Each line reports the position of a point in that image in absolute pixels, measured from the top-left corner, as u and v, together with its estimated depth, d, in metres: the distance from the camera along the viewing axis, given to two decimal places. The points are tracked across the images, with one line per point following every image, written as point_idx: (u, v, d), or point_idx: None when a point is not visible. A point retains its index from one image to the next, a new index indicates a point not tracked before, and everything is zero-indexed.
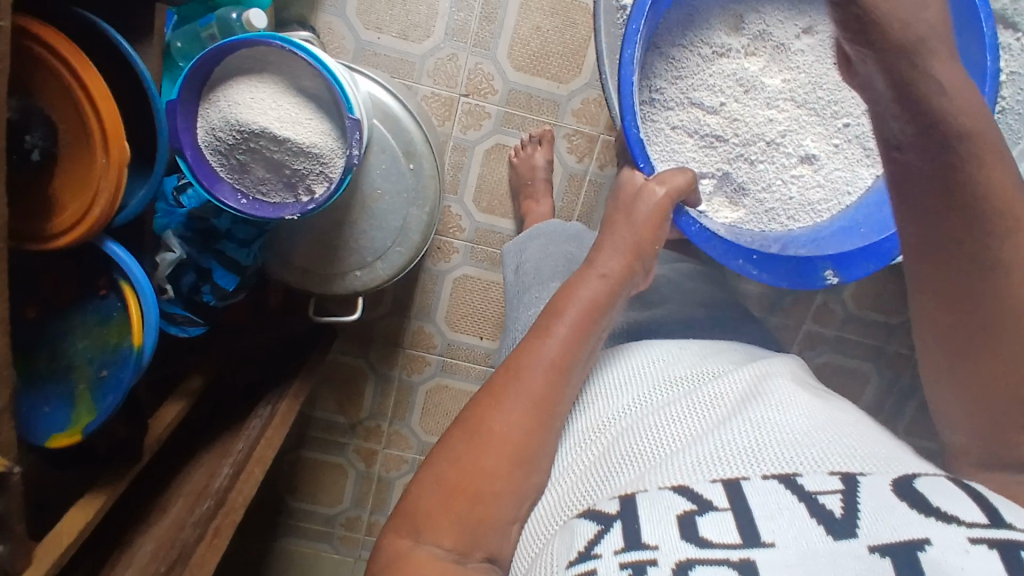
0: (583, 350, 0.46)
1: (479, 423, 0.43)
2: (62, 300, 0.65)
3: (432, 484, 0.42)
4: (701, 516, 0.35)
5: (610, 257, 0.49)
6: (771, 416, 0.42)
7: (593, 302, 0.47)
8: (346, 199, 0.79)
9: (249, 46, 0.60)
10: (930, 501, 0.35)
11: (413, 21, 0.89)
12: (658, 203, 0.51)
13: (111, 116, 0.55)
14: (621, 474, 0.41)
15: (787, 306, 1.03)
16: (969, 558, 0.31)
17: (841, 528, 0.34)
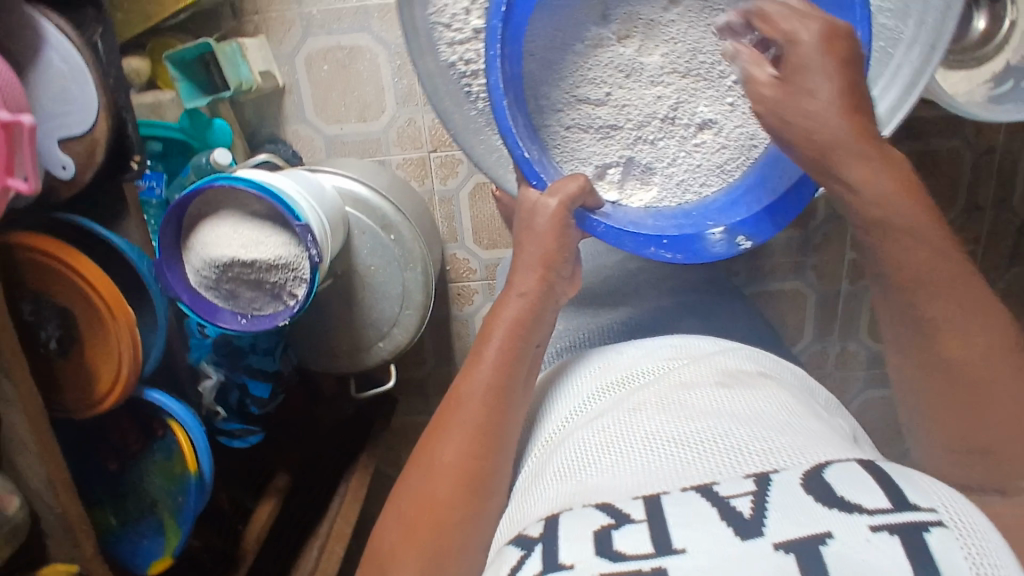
0: (517, 373, 0.48)
1: (429, 458, 0.45)
2: (131, 449, 0.76)
3: (394, 522, 0.44)
4: (618, 530, 0.33)
5: (524, 277, 0.50)
6: (706, 417, 0.39)
7: (517, 321, 0.49)
8: (347, 283, 0.86)
9: (200, 194, 0.68)
10: (836, 488, 0.32)
11: (365, 101, 0.94)
12: (558, 215, 0.50)
13: (110, 289, 0.65)
14: (551, 494, 0.39)
15: (821, 242, 0.98)
16: (870, 548, 0.29)
17: (750, 527, 0.31)
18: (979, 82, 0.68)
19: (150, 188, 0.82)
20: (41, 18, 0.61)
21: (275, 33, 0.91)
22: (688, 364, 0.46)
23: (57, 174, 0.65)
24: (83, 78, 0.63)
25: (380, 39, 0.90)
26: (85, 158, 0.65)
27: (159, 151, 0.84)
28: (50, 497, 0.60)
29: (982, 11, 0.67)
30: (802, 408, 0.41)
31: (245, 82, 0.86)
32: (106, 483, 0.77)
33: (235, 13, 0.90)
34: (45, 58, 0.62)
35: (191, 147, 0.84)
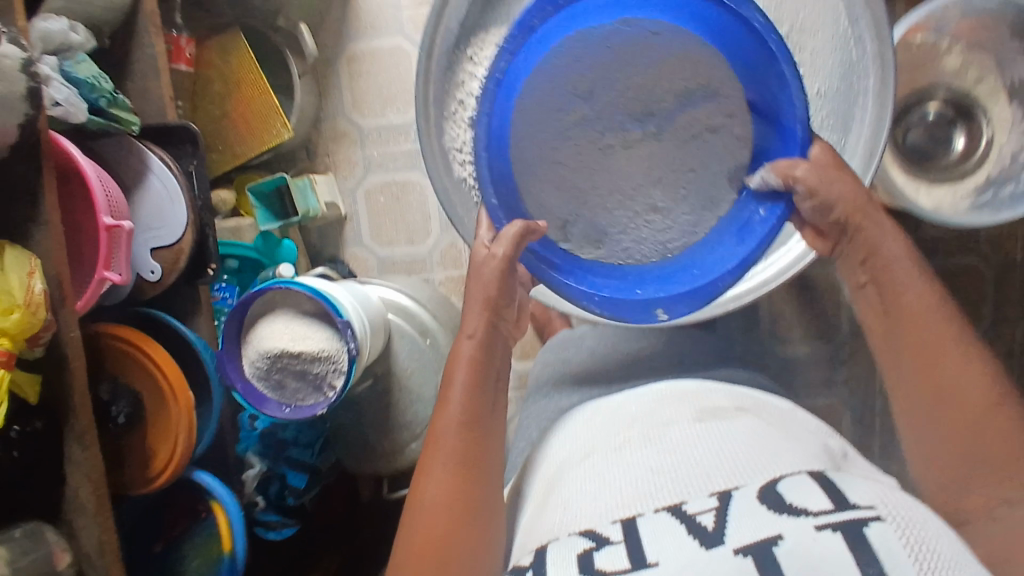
0: (484, 405, 0.54)
1: (419, 498, 0.50)
2: (177, 531, 0.82)
3: (399, 563, 0.48)
4: (598, 551, 0.34)
5: (471, 319, 0.56)
6: (680, 449, 0.41)
7: (474, 361, 0.55)
8: (386, 385, 0.93)
9: (261, 294, 0.80)
10: (786, 498, 0.34)
11: (414, 227, 1.07)
12: (503, 265, 0.54)
13: (175, 373, 0.75)
14: (543, 530, 0.41)
15: (849, 356, 0.99)
16: (817, 543, 0.31)
17: (712, 536, 0.33)
18: (961, 195, 0.73)
19: (224, 297, 0.98)
20: (150, 153, 0.77)
21: (342, 171, 1.07)
22: (669, 405, 0.48)
23: (146, 277, 0.78)
24: (177, 197, 0.77)
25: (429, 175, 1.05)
26: (171, 264, 0.78)
27: (235, 268, 0.99)
28: (97, 559, 0.66)
29: (960, 130, 0.74)
30: (774, 434, 0.43)
31: (312, 210, 1.00)
32: (150, 564, 0.82)
33: (310, 155, 1.07)
34: (148, 182, 0.77)
35: (261, 263, 0.98)
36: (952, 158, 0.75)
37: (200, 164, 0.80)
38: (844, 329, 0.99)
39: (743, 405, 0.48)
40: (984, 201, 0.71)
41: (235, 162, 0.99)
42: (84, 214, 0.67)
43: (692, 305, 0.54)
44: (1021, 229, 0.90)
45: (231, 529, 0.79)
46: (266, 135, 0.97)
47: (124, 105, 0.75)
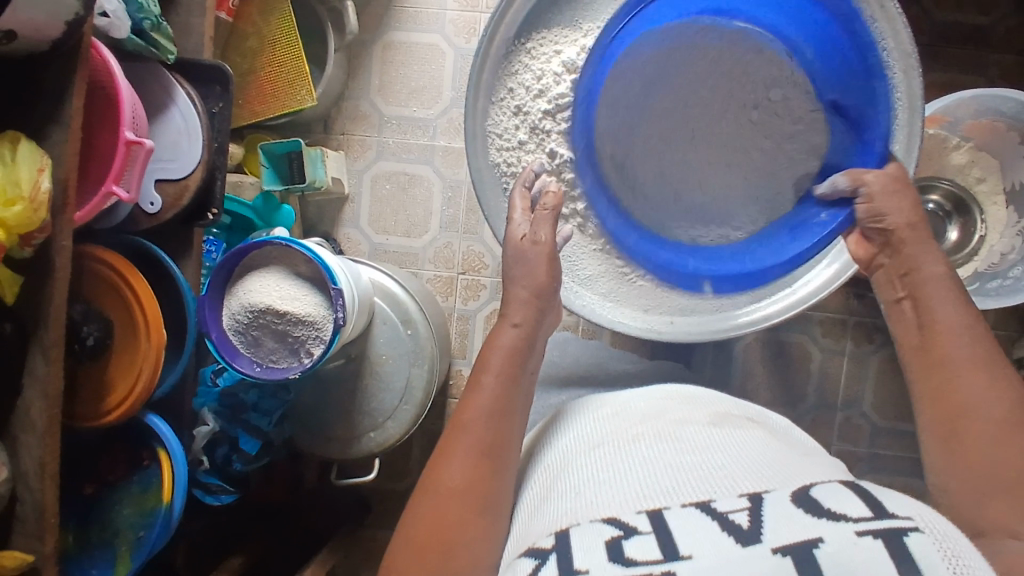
0: (514, 395, 0.50)
1: (435, 481, 0.46)
2: (112, 476, 0.78)
3: (402, 546, 0.44)
4: (626, 540, 0.34)
5: (518, 307, 0.54)
6: (704, 454, 0.41)
7: (512, 349, 0.51)
8: (358, 368, 0.92)
9: (260, 246, 0.78)
10: (823, 503, 0.34)
11: (413, 221, 1.07)
12: (548, 251, 0.55)
13: (153, 309, 0.73)
14: (555, 516, 0.41)
15: (811, 427, 1.01)
16: (857, 549, 0.31)
17: (749, 535, 0.32)
18: None
19: (210, 251, 0.94)
20: (178, 87, 0.76)
21: (353, 152, 1.07)
22: (688, 413, 0.49)
23: (144, 208, 0.77)
24: (194, 135, 0.76)
25: (439, 173, 1.06)
26: (173, 199, 0.77)
27: (227, 224, 0.96)
28: (34, 480, 0.63)
29: (954, 224, 0.80)
30: (788, 448, 0.44)
31: (318, 181, 0.99)
32: (76, 506, 0.77)
33: (326, 130, 1.07)
34: (169, 115, 0.76)
35: (256, 225, 0.95)
36: (945, 247, 0.79)
37: (225, 107, 0.79)
38: (810, 399, 1.01)
39: (758, 425, 0.48)
40: (972, 288, 0.76)
41: (251, 120, 0.98)
42: (103, 130, 0.67)
43: (738, 285, 0.63)
44: (990, 333, 0.94)
45: (173, 481, 0.75)
46: (288, 100, 0.96)
47: (165, 32, 0.74)
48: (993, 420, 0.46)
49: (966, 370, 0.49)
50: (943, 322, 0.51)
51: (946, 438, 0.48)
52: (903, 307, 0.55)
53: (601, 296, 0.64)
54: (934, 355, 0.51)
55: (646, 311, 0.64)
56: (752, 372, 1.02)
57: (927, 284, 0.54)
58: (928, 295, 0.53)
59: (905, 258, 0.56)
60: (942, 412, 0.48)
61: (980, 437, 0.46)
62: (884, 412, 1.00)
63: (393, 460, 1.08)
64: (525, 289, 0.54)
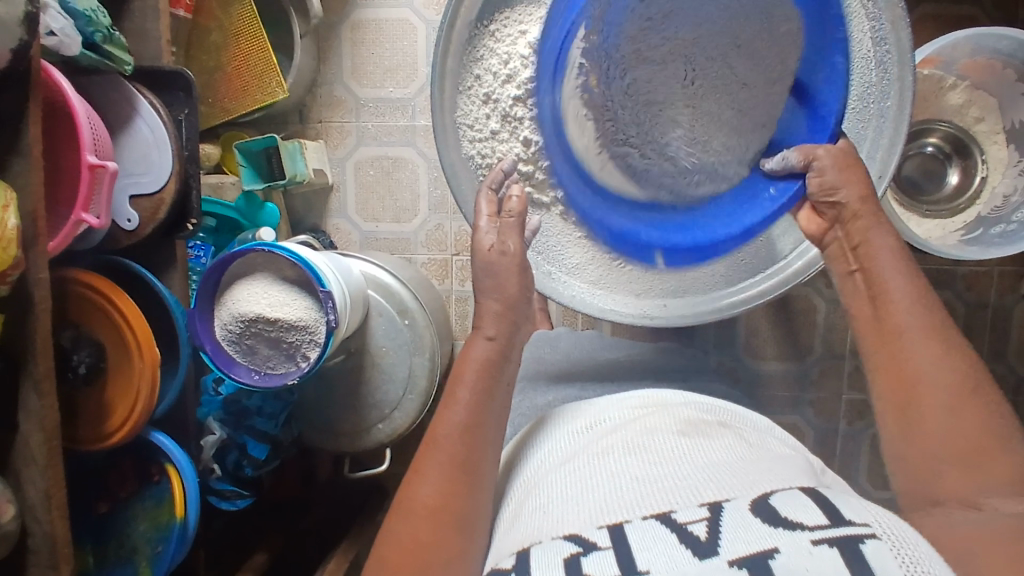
0: (490, 411, 0.50)
1: (408, 502, 0.46)
2: (124, 493, 0.79)
3: (376, 572, 0.44)
4: (585, 557, 0.33)
5: (490, 320, 0.54)
6: (673, 466, 0.41)
7: (485, 363, 0.52)
8: (358, 362, 0.90)
9: (243, 255, 0.76)
10: (781, 512, 0.33)
11: (401, 205, 1.05)
12: (516, 264, 0.55)
13: (142, 328, 0.72)
14: (522, 532, 0.41)
15: (818, 379, 1.00)
16: (813, 559, 0.30)
17: (705, 548, 0.32)
18: (951, 229, 0.74)
19: (198, 256, 0.91)
20: (140, 97, 0.73)
21: (333, 140, 1.04)
22: (663, 419, 0.48)
23: (122, 225, 0.75)
24: (163, 145, 0.74)
25: (422, 154, 1.03)
26: (149, 213, 0.75)
27: (212, 227, 0.94)
28: (43, 512, 0.64)
29: (954, 166, 0.77)
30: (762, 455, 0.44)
31: (299, 176, 0.97)
32: (93, 525, 0.79)
33: (303, 120, 1.04)
34: (135, 126, 0.74)
35: (242, 225, 0.94)
36: (945, 193, 0.78)
37: (190, 113, 0.76)
38: (816, 351, 1.00)
39: (734, 431, 0.48)
40: (973, 236, 0.73)
41: (225, 118, 0.95)
42: (66, 153, 0.65)
43: (689, 259, 0.63)
44: (998, 270, 0.91)
45: (185, 495, 0.76)
46: (260, 94, 0.93)
47: (120, 42, 0.71)
48: (949, 391, 0.46)
49: (918, 345, 0.48)
50: (896, 292, 0.51)
51: (901, 411, 0.47)
52: (855, 281, 0.54)
53: (590, 284, 0.63)
54: (888, 326, 0.50)
55: (638, 296, 0.63)
56: (756, 328, 1.00)
57: (878, 254, 0.53)
58: (878, 266, 0.53)
59: (857, 231, 0.55)
60: (895, 387, 0.48)
61: (933, 409, 0.46)
62: None
63: (405, 445, 1.09)
64: (498, 301, 0.54)
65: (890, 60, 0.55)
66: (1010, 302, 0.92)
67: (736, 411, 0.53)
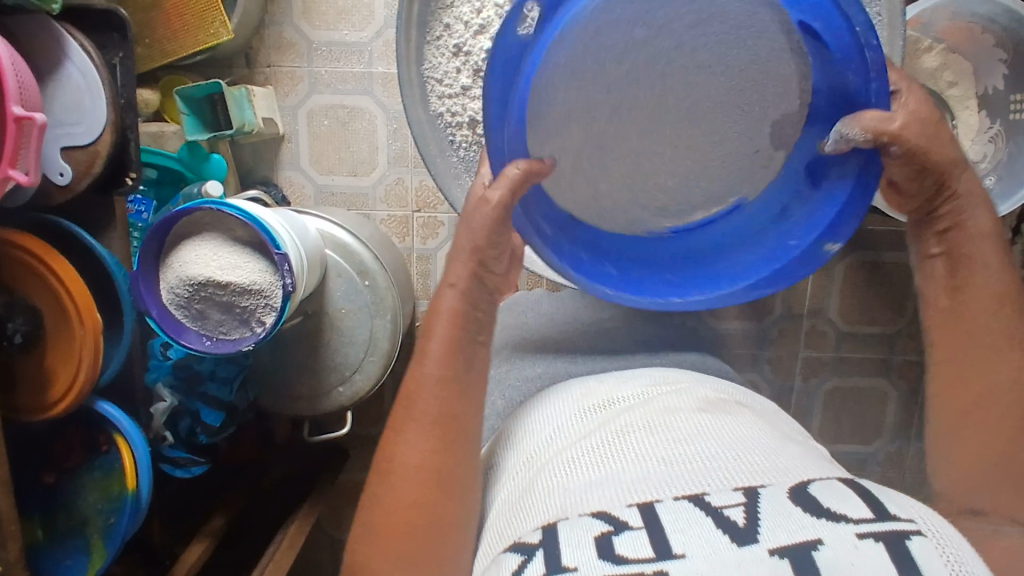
0: (464, 365, 0.50)
1: (389, 462, 0.47)
2: (72, 464, 0.75)
3: (365, 529, 0.46)
4: (618, 536, 0.33)
5: (455, 266, 0.51)
6: (696, 446, 0.40)
7: (456, 314, 0.50)
8: (316, 325, 0.87)
9: (188, 214, 0.71)
10: (823, 502, 0.33)
11: (358, 158, 0.99)
12: (496, 216, 0.48)
13: (82, 293, 0.67)
14: (540, 510, 0.39)
15: (777, 337, 1.02)
16: (858, 552, 0.30)
17: (745, 534, 0.31)
18: None
19: (138, 211, 0.85)
20: (69, 38, 0.66)
21: (283, 87, 0.97)
22: (678, 399, 0.48)
23: (54, 180, 0.69)
24: (97, 94, 0.67)
25: (381, 105, 0.97)
26: (85, 167, 0.69)
27: (154, 179, 0.87)
28: None
29: None
30: (770, 431, 0.44)
31: (247, 125, 0.90)
32: (38, 497, 0.75)
33: (249, 64, 0.97)
34: (64, 71, 0.67)
35: (185, 176, 0.87)
36: None
37: (126, 57, 0.69)
38: (776, 310, 1.01)
39: (737, 408, 0.48)
40: None
41: (164, 61, 0.88)
42: None
43: (774, 284, 0.55)
44: None
45: (136, 467, 0.72)
46: (202, 35, 0.86)
47: None
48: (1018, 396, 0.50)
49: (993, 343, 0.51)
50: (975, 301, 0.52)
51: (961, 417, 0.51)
52: (935, 264, 0.54)
53: None
54: (962, 336, 0.52)
55: None
56: None
57: (976, 241, 0.52)
58: (969, 250, 0.53)
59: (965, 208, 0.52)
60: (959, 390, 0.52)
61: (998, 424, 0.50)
62: (848, 317, 1.00)
63: (365, 406, 1.06)
64: (466, 251, 0.50)
65: (879, 24, 0.52)
66: None
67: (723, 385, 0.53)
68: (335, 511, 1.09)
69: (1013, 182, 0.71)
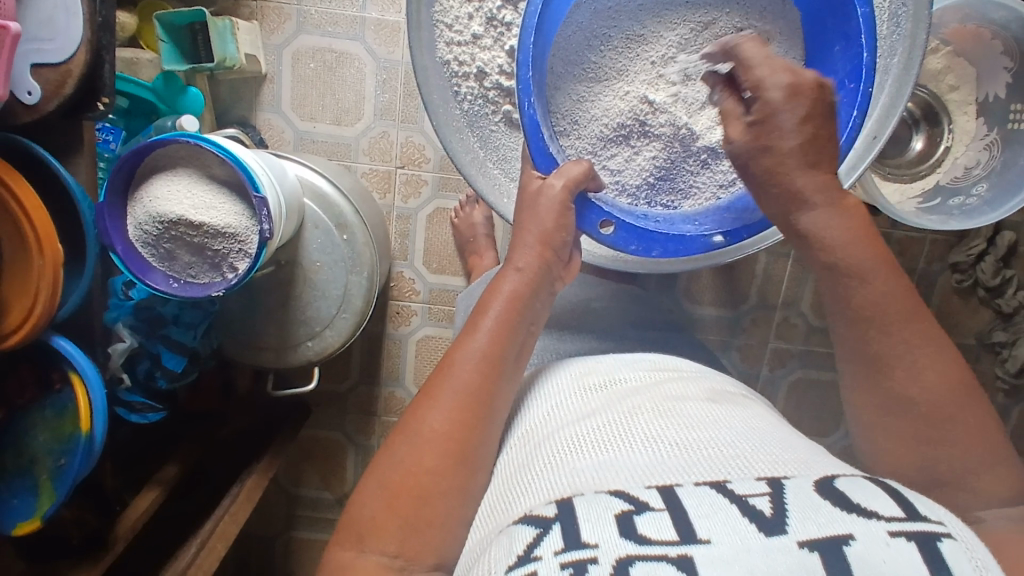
0: (513, 346, 0.48)
1: (417, 425, 0.44)
2: (22, 400, 0.71)
3: (373, 487, 0.43)
4: (639, 516, 0.32)
5: (523, 252, 0.51)
6: (713, 436, 0.40)
7: (515, 295, 0.49)
8: (289, 275, 0.83)
9: (165, 145, 0.67)
10: (850, 497, 0.33)
11: (343, 107, 0.95)
12: (562, 199, 0.50)
13: (43, 221, 0.62)
14: (546, 485, 0.39)
15: (748, 326, 1.02)
16: (890, 551, 0.30)
17: (772, 524, 0.31)
18: (910, 195, 0.77)
19: (107, 140, 0.79)
20: None
21: (269, 23, 0.92)
22: (686, 389, 0.47)
23: (21, 98, 0.63)
24: (73, 10, 0.62)
25: (371, 52, 0.93)
26: (54, 87, 0.64)
27: (124, 108, 0.82)
28: None
29: (921, 132, 0.79)
30: (778, 425, 0.45)
31: (229, 59, 0.86)
32: None
33: None
34: None
35: (158, 109, 0.82)
36: (907, 157, 0.79)
37: None
38: (750, 300, 1.02)
39: (741, 400, 0.48)
40: (931, 204, 0.76)
41: None
42: None
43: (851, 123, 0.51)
44: (930, 237, 0.94)
45: (91, 406, 0.68)
46: None
47: None
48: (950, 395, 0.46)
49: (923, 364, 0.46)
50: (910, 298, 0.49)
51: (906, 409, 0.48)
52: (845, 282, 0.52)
53: None
54: None
55: None
56: (697, 273, 1.01)
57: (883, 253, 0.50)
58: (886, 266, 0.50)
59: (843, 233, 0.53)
60: None
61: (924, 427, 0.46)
62: (820, 311, 1.02)
63: (332, 363, 1.04)
64: (531, 236, 0.51)
65: (905, 15, 0.51)
66: (935, 268, 0.96)
67: (729, 379, 0.53)
68: (292, 468, 1.07)
69: (1004, 192, 0.73)
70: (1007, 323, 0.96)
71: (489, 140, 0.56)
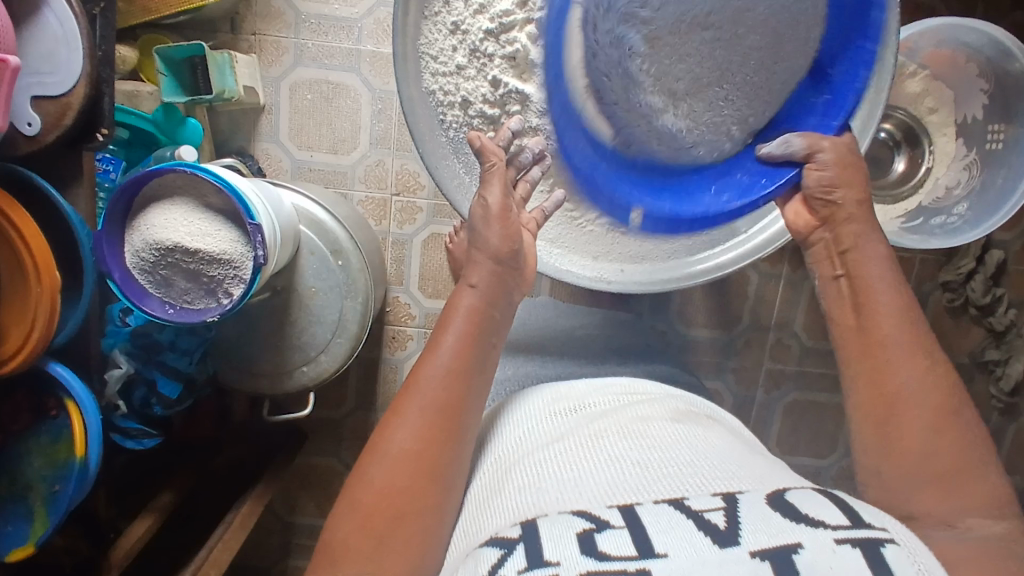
0: (479, 362, 0.48)
1: (386, 443, 0.45)
2: (18, 426, 0.71)
3: (348, 508, 0.43)
4: (600, 533, 0.33)
5: (478, 269, 0.51)
6: (672, 455, 0.40)
7: (475, 310, 0.50)
8: (284, 302, 0.84)
9: (160, 175, 0.69)
10: (799, 508, 0.34)
11: (339, 136, 0.97)
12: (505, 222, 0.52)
13: (41, 249, 0.64)
14: (512, 508, 0.39)
15: (742, 348, 1.03)
16: (837, 557, 0.31)
17: (726, 536, 0.32)
18: (892, 215, 0.78)
19: (106, 170, 0.81)
20: None
21: (267, 56, 0.95)
22: (651, 410, 0.48)
23: (21, 130, 0.66)
24: (74, 44, 0.64)
25: (367, 83, 0.96)
26: (54, 118, 0.65)
27: (125, 139, 0.84)
28: None
29: (902, 154, 0.80)
30: (742, 445, 0.45)
31: (228, 92, 0.88)
32: None
33: (234, 30, 0.94)
34: (43, 19, 0.64)
35: (158, 139, 0.84)
36: (889, 179, 0.80)
37: (108, 9, 0.68)
38: (743, 321, 1.02)
39: (707, 419, 0.49)
40: (913, 224, 0.77)
41: (145, 19, 0.85)
42: None
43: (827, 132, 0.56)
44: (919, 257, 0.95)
45: (85, 430, 0.68)
46: None
47: None
48: (927, 414, 0.47)
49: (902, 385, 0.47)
50: (887, 308, 0.51)
51: (880, 427, 0.48)
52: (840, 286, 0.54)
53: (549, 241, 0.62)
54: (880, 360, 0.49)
55: (595, 259, 0.62)
56: (690, 295, 1.02)
57: (867, 264, 0.53)
58: (867, 275, 0.53)
59: (847, 234, 0.55)
60: (875, 410, 0.49)
61: (907, 445, 0.47)
62: (812, 332, 1.02)
63: (328, 389, 1.05)
64: (484, 253, 0.52)
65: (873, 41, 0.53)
66: (926, 288, 0.97)
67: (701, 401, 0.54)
68: (288, 495, 1.07)
69: (984, 210, 0.74)
70: (999, 342, 0.96)
71: (472, 166, 0.58)
